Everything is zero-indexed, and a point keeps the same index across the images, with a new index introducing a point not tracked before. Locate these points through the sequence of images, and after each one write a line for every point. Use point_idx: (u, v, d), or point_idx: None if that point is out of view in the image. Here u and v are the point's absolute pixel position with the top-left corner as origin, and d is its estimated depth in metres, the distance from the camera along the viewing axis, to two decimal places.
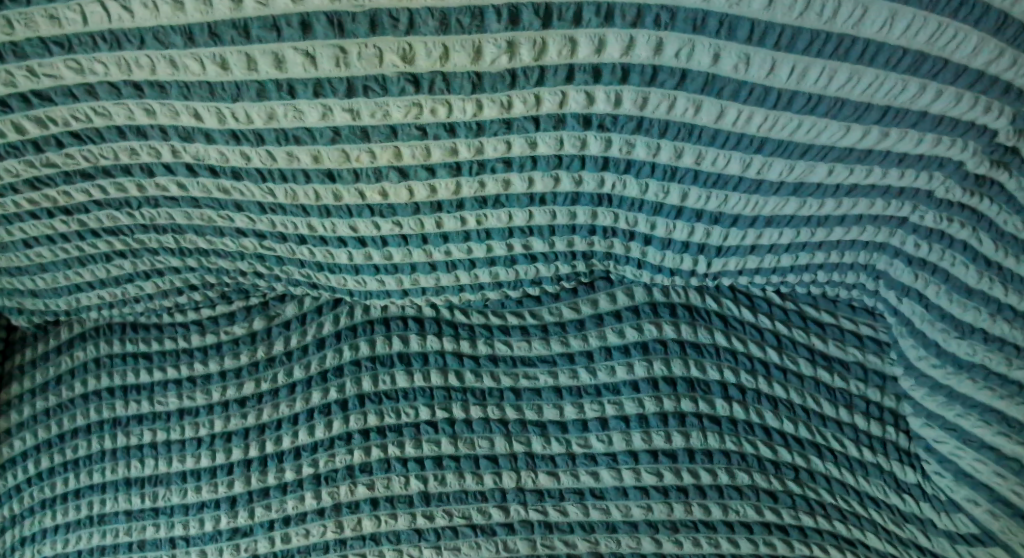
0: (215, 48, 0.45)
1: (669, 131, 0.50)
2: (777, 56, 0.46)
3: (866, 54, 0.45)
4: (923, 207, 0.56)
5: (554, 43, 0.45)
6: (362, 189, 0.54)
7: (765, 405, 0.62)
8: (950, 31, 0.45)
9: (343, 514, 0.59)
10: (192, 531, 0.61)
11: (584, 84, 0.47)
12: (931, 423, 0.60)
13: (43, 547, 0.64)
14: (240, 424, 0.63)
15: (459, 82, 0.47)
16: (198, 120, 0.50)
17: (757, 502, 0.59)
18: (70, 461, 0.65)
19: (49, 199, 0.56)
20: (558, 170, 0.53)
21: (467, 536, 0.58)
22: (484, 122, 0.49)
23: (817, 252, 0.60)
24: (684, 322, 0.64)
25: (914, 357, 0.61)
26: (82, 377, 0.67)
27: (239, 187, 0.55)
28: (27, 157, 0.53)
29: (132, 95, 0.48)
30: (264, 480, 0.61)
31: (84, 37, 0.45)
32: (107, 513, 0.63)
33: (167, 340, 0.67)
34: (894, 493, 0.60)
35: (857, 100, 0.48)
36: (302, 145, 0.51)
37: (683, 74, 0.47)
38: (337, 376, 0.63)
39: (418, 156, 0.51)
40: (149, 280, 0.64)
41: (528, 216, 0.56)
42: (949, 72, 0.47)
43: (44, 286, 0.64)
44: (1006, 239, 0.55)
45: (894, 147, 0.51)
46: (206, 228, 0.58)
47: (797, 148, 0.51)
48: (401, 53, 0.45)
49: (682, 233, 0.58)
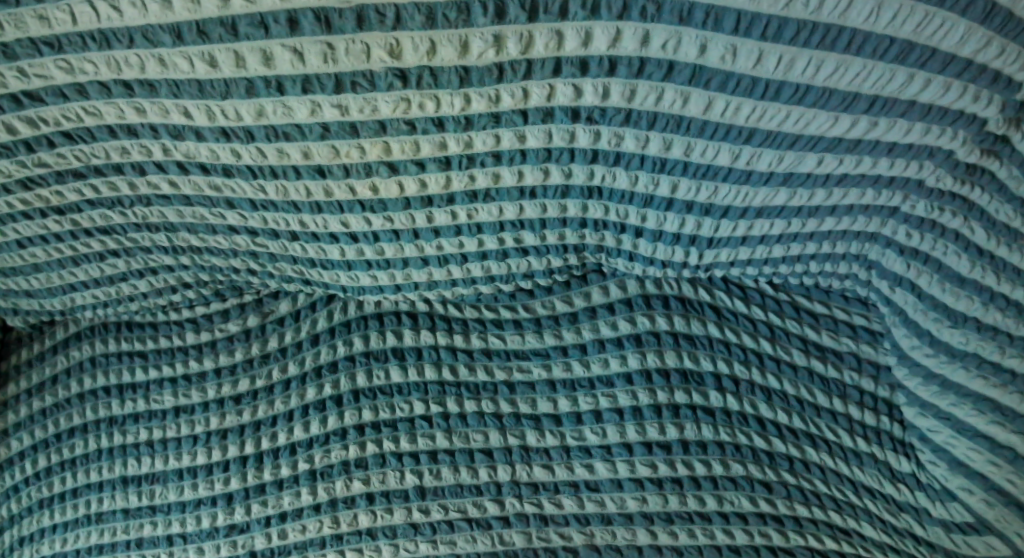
0: (204, 47, 0.44)
1: (657, 123, 0.49)
2: (764, 47, 0.44)
3: (856, 44, 0.44)
4: (913, 197, 0.55)
5: (541, 36, 0.43)
6: (353, 185, 0.53)
7: (758, 396, 0.62)
8: (937, 20, 0.43)
9: (339, 509, 0.60)
10: (189, 528, 0.62)
11: (572, 77, 0.46)
12: (925, 412, 0.60)
13: (42, 547, 0.65)
14: (236, 421, 0.65)
15: (446, 77, 0.45)
16: (188, 118, 0.48)
17: (752, 493, 0.59)
18: (68, 460, 0.66)
19: (42, 199, 0.56)
20: (547, 164, 0.52)
21: (462, 529, 0.59)
22: (472, 116, 0.48)
23: (809, 243, 0.60)
24: (677, 314, 0.64)
25: (906, 346, 0.61)
26: (78, 376, 0.68)
27: (230, 184, 0.54)
28: (19, 158, 0.52)
29: (122, 94, 0.47)
30: (260, 476, 0.62)
31: (73, 37, 0.44)
32: (105, 511, 0.64)
33: (163, 338, 0.68)
34: (889, 482, 0.60)
35: (846, 90, 0.46)
36: (292, 141, 0.49)
37: (669, 66, 0.45)
38: (331, 372, 0.64)
39: (408, 150, 0.50)
40: (143, 278, 0.64)
41: (519, 209, 0.55)
42: (941, 61, 0.45)
43: (40, 285, 0.64)
44: (998, 228, 0.54)
45: (884, 137, 0.50)
46: (198, 226, 0.58)
47: (786, 139, 0.49)
48: (389, 49, 0.43)
49: (672, 225, 0.57)
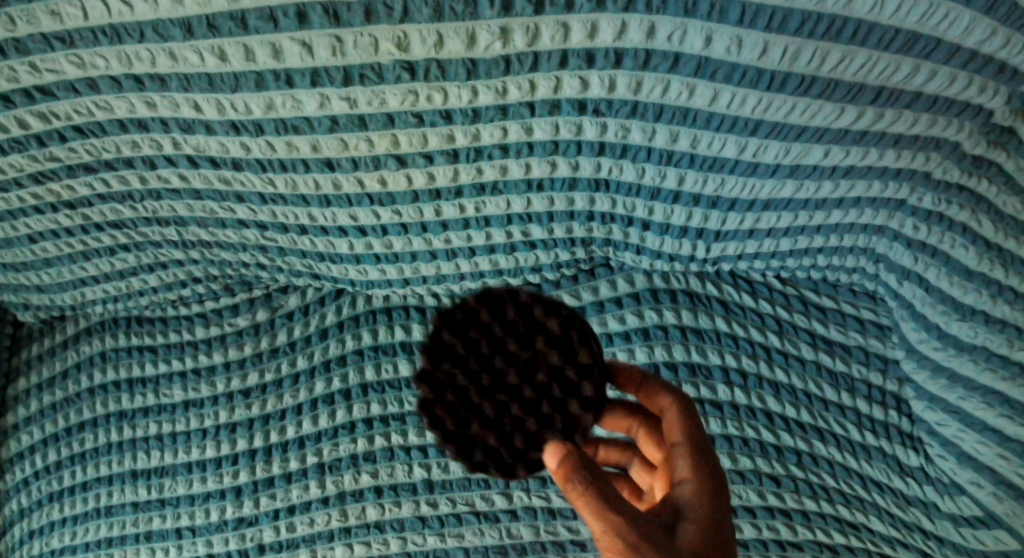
0: (214, 40, 0.44)
1: (664, 115, 0.49)
2: (769, 39, 0.44)
3: (861, 34, 0.44)
4: (920, 189, 0.55)
5: (548, 29, 0.43)
6: (362, 178, 0.53)
7: (766, 390, 0.62)
8: (943, 11, 0.43)
9: (348, 502, 0.61)
10: (198, 521, 0.63)
11: (578, 69, 0.46)
12: (933, 406, 0.59)
13: (52, 540, 0.66)
14: (244, 415, 0.65)
15: (454, 69, 0.46)
16: (198, 112, 0.49)
17: (759, 486, 0.60)
18: (78, 454, 0.67)
19: (53, 193, 0.56)
20: (554, 156, 0.52)
21: (470, 523, 0.60)
22: (480, 109, 0.48)
23: (816, 236, 0.59)
24: (685, 307, 0.64)
25: (914, 340, 0.61)
26: (88, 371, 0.69)
27: (240, 178, 0.54)
28: (31, 152, 0.53)
29: (133, 88, 0.48)
30: (269, 470, 0.63)
31: (85, 32, 0.45)
32: (114, 504, 0.65)
33: (172, 333, 0.68)
34: (897, 476, 0.60)
35: (852, 82, 0.46)
36: (301, 135, 0.50)
37: (675, 58, 0.45)
38: (340, 366, 0.65)
39: (416, 143, 0.51)
40: (153, 273, 0.64)
41: (526, 202, 0.56)
42: (946, 52, 0.45)
43: (51, 280, 0.65)
44: (1006, 221, 0.54)
45: (890, 128, 0.50)
46: (208, 220, 0.59)
47: (792, 130, 0.49)
48: (397, 42, 0.44)
49: (679, 218, 0.57)
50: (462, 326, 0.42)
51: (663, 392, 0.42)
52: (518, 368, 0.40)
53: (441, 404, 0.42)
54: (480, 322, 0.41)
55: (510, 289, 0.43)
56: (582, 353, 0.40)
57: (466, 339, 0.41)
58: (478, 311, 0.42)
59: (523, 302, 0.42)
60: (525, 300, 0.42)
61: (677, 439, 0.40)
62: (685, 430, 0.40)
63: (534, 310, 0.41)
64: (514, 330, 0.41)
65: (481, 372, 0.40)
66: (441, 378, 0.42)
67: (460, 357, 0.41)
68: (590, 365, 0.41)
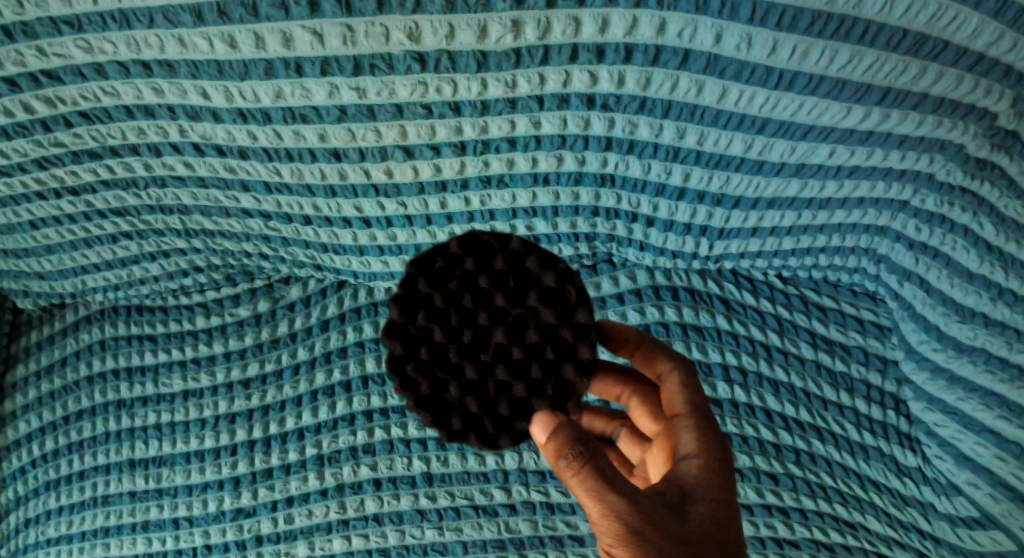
0: (224, 27, 0.44)
1: (672, 111, 0.49)
2: (779, 37, 0.44)
3: (869, 34, 0.44)
4: (923, 191, 0.55)
5: (559, 22, 0.43)
6: (368, 168, 0.53)
7: (766, 388, 0.62)
8: (951, 12, 0.43)
9: (346, 494, 0.62)
10: (195, 512, 0.63)
11: (588, 64, 0.46)
12: (932, 406, 0.60)
13: (48, 529, 0.67)
14: (244, 405, 0.65)
15: (464, 61, 0.45)
16: (206, 99, 0.49)
17: (758, 484, 0.60)
18: (76, 443, 0.67)
19: (56, 178, 0.56)
20: (561, 151, 0.53)
21: (469, 517, 0.60)
22: (489, 101, 0.48)
23: (818, 236, 0.60)
24: (687, 305, 0.64)
25: (914, 341, 0.61)
26: (88, 359, 0.69)
27: (246, 166, 0.54)
28: (36, 137, 0.52)
29: (141, 74, 0.47)
30: (268, 460, 0.63)
31: (94, 16, 0.44)
32: (111, 493, 0.65)
33: (173, 322, 0.68)
34: (894, 476, 0.60)
35: (858, 82, 0.46)
36: (309, 124, 0.50)
37: (685, 54, 0.45)
38: (341, 358, 0.65)
39: (424, 135, 0.51)
40: (155, 261, 0.64)
41: (531, 196, 0.56)
42: (953, 54, 0.45)
43: (52, 267, 0.65)
44: (1007, 224, 0.53)
45: (896, 129, 0.50)
46: (212, 209, 0.59)
47: (799, 129, 0.50)
48: (408, 32, 0.44)
49: (684, 214, 0.58)
50: (445, 278, 0.42)
51: (663, 359, 0.43)
52: (505, 326, 0.40)
53: (416, 363, 0.42)
54: (465, 273, 0.41)
55: (501, 237, 0.42)
56: (579, 313, 0.41)
57: (445, 291, 0.41)
58: (464, 261, 0.42)
59: (513, 252, 0.41)
60: (516, 248, 0.41)
61: (679, 412, 0.41)
62: (688, 401, 0.41)
63: (526, 261, 0.41)
64: (503, 284, 0.41)
65: (464, 328, 0.41)
66: (421, 335, 0.42)
67: (442, 312, 0.41)
68: (586, 326, 0.41)
